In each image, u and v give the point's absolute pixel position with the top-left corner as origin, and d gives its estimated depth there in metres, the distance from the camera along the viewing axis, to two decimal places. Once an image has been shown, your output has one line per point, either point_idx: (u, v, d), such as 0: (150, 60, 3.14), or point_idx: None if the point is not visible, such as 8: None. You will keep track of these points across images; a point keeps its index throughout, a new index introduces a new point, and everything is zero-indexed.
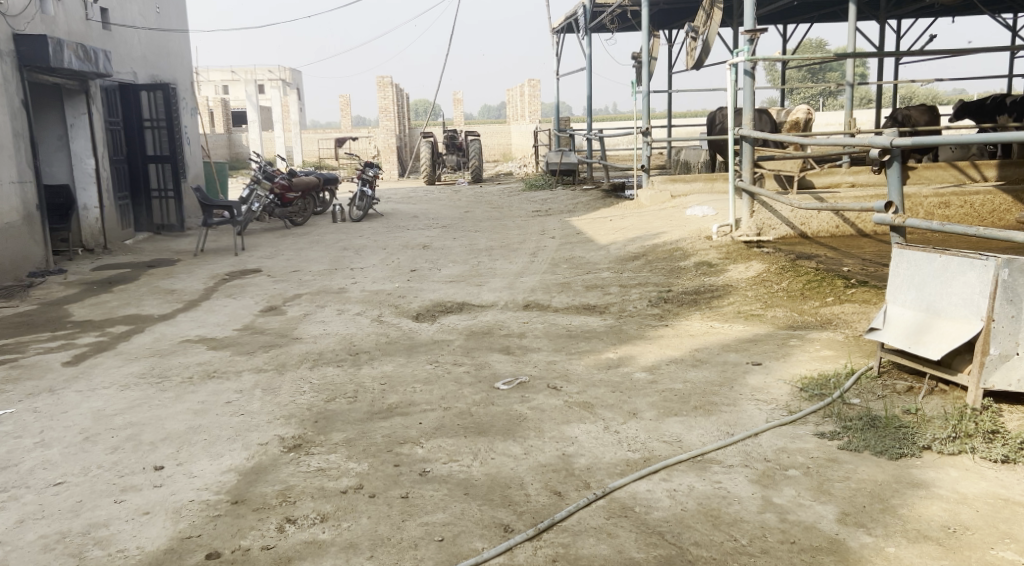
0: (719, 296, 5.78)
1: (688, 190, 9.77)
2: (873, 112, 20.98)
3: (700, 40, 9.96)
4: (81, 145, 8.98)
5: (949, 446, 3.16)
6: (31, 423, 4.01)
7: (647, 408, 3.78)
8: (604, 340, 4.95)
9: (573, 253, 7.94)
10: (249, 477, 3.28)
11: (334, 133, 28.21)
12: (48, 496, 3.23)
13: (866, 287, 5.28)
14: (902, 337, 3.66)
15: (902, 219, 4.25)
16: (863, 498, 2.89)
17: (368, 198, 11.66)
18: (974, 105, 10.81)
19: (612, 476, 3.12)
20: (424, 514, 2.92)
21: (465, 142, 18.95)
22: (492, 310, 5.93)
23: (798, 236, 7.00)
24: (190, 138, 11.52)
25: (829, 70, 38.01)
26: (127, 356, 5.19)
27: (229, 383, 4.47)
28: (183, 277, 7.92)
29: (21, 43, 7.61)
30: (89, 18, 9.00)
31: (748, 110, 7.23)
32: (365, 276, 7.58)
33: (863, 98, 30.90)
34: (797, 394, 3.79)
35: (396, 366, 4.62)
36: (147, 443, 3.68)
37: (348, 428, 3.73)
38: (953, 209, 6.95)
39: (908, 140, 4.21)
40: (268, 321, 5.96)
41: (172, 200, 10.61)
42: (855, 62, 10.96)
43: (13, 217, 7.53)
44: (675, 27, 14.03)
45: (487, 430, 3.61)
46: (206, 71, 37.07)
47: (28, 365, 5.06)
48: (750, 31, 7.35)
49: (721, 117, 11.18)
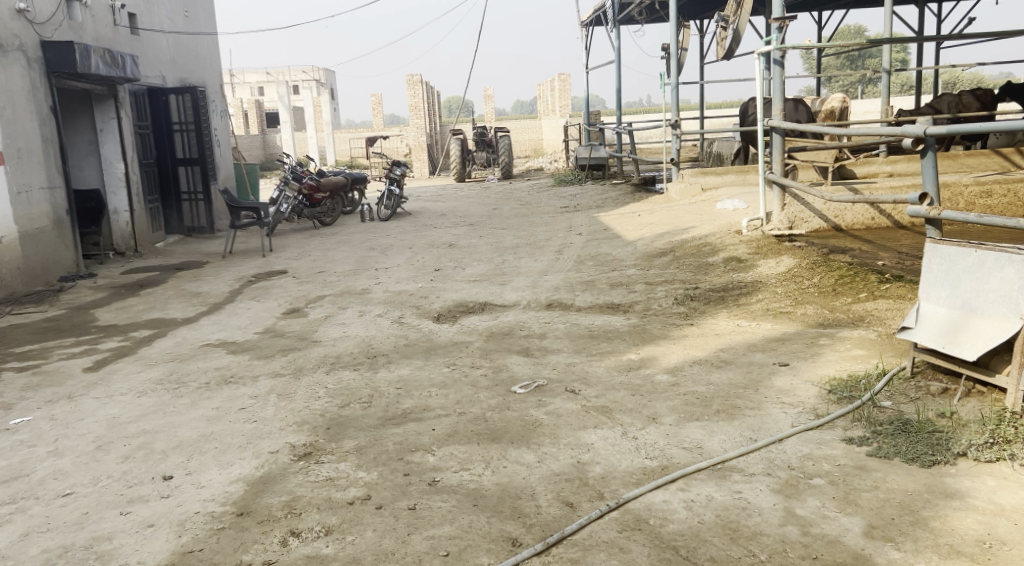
0: (747, 293, 5.62)
1: (720, 182, 9.53)
2: (912, 97, 20.53)
3: (729, 29, 9.77)
4: (110, 150, 8.98)
5: (986, 454, 2.98)
6: (46, 432, 3.98)
7: (667, 412, 3.65)
8: (626, 340, 4.81)
9: (598, 250, 7.80)
10: (257, 487, 3.21)
11: (365, 133, 28.32)
12: (55, 508, 3.19)
13: (901, 281, 5.03)
14: (935, 336, 3.48)
15: (937, 211, 4.06)
16: (891, 509, 2.73)
17: (396, 197, 11.62)
18: (1017, 90, 10.46)
19: (627, 486, 3.00)
20: (430, 527, 2.83)
21: (493, 138, 18.67)
22: (514, 311, 5.81)
23: (831, 229, 6.80)
24: (220, 140, 11.56)
25: (867, 58, 37.46)
26: (147, 361, 5.16)
27: (245, 389, 4.42)
28: (209, 279, 7.91)
29: (48, 49, 7.64)
30: (117, 23, 9.02)
31: (777, 101, 7.01)
32: (388, 276, 7.53)
33: (902, 84, 30.31)
34: (825, 397, 3.63)
35: (413, 369, 4.54)
36: (158, 452, 3.63)
37: (360, 435, 3.65)
38: (995, 199, 6.70)
39: (942, 127, 4.05)
40: (289, 324, 5.90)
41: (201, 202, 10.68)
42: (892, 48, 10.65)
43: (43, 223, 7.56)
44: (705, 17, 13.83)
45: (500, 437, 3.50)
46: (239, 75, 37.66)
47: (49, 372, 5.05)
48: (779, 19, 7.15)
49: (754, 108, 10.97)
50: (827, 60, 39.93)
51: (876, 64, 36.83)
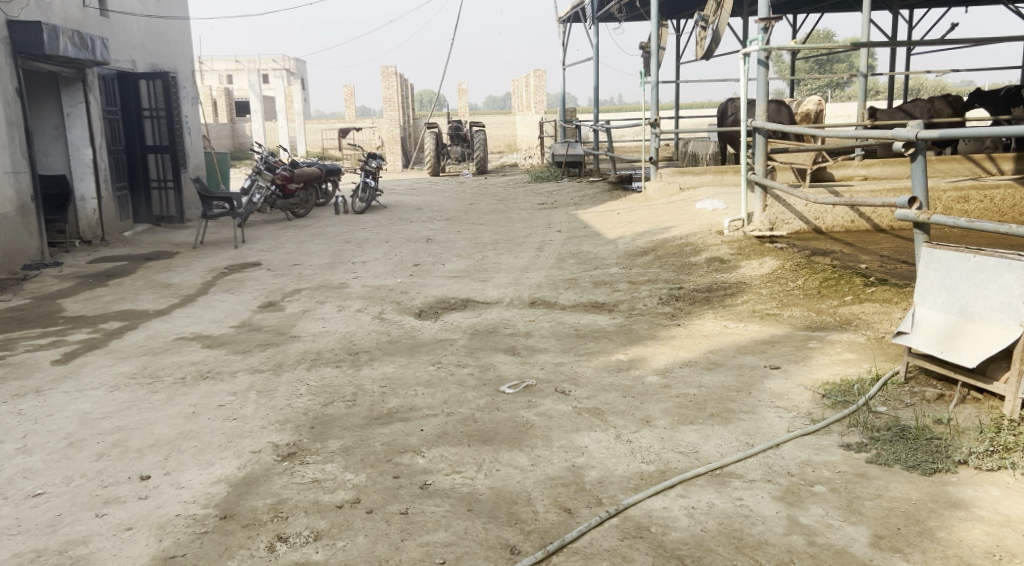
0: (732, 293, 5.57)
1: (698, 182, 9.49)
2: (881, 103, 20.83)
3: (709, 28, 9.73)
4: (77, 135, 8.74)
5: (987, 462, 2.94)
6: (13, 427, 3.81)
7: (661, 415, 3.58)
8: (613, 340, 4.74)
9: (579, 248, 7.73)
10: (240, 489, 3.09)
11: (337, 123, 28.07)
12: (26, 509, 3.04)
13: (886, 286, 5.01)
14: (933, 342, 3.45)
15: (927, 216, 3.99)
16: (897, 519, 2.69)
17: (370, 190, 11.46)
18: (989, 97, 10.56)
19: (625, 492, 2.93)
20: (424, 533, 2.73)
21: (468, 133, 18.54)
22: (497, 308, 5.73)
23: (812, 232, 6.77)
24: (191, 127, 11.31)
25: (836, 62, 37.93)
26: (117, 354, 4.99)
27: (223, 385, 4.28)
28: (180, 270, 7.72)
29: (15, 29, 7.41)
30: (86, 5, 8.77)
31: (760, 101, 6.97)
32: (366, 270, 7.40)
33: (873, 90, 30.72)
34: (819, 401, 3.59)
35: (397, 367, 4.43)
36: (134, 450, 3.48)
37: (345, 435, 3.54)
38: (972, 204, 6.72)
39: (932, 132, 3.94)
40: (266, 318, 5.75)
41: (172, 191, 10.43)
42: (870, 50, 10.69)
43: (7, 209, 7.33)
44: (683, 17, 13.85)
45: (491, 439, 3.41)
46: (209, 61, 37.28)
47: (15, 364, 4.86)
48: (764, 19, 7.10)
49: (732, 108, 10.94)
50: (797, 64, 40.32)
51: (847, 68, 37.29)
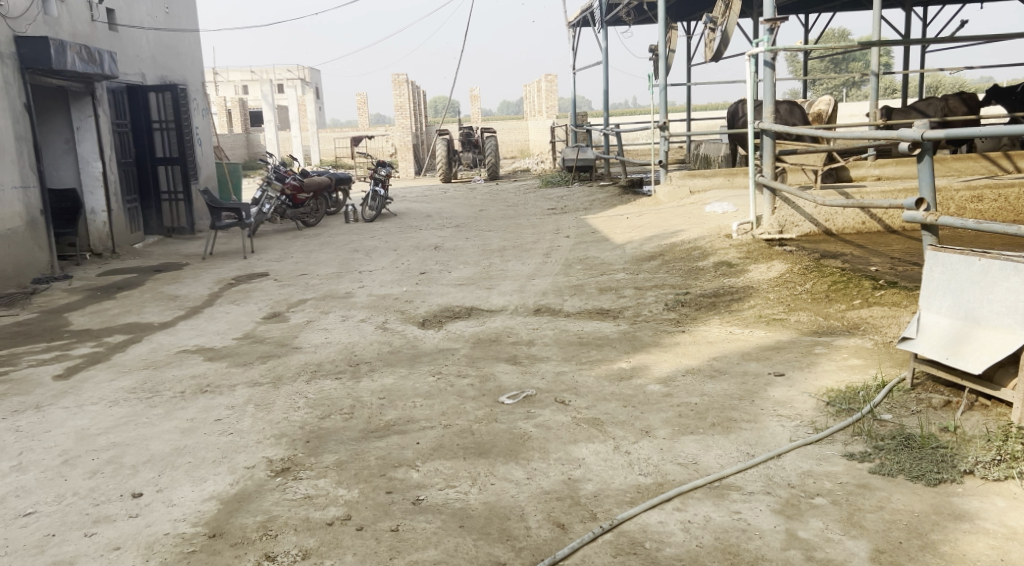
0: (739, 298, 5.49)
1: (708, 185, 9.40)
2: (896, 102, 20.67)
3: (717, 30, 9.64)
4: (87, 148, 8.77)
5: (994, 472, 2.86)
6: (10, 445, 3.79)
7: (661, 425, 3.51)
8: (618, 348, 4.67)
9: (587, 253, 7.67)
10: (230, 506, 3.05)
11: (351, 132, 28.13)
12: (15, 529, 3.01)
13: (894, 288, 4.92)
14: (939, 347, 3.36)
15: (934, 218, 3.86)
16: (899, 533, 2.62)
17: (380, 198, 11.42)
18: (1004, 93, 10.37)
19: (621, 506, 2.87)
20: (413, 551, 2.69)
21: (479, 138, 18.52)
22: (501, 316, 5.67)
23: (822, 233, 6.68)
24: (202, 139, 11.35)
25: (851, 62, 37.68)
26: (119, 368, 4.97)
27: (221, 399, 4.25)
28: (188, 281, 7.72)
29: (22, 45, 7.42)
30: (95, 18, 8.80)
31: (767, 103, 6.89)
32: (372, 279, 7.36)
33: (890, 89, 30.45)
34: (823, 409, 3.50)
35: (397, 378, 4.38)
36: (128, 466, 3.46)
37: (341, 448, 3.49)
38: (986, 203, 6.60)
39: (940, 132, 3.85)
40: (269, 329, 5.72)
41: (182, 202, 10.45)
42: (881, 49, 10.56)
43: (16, 223, 7.35)
44: (692, 18, 13.75)
45: (487, 451, 3.36)
46: (224, 73, 37.49)
47: (18, 380, 4.85)
48: (770, 20, 7.01)
49: (742, 110, 10.84)
50: (813, 64, 40.07)
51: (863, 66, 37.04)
